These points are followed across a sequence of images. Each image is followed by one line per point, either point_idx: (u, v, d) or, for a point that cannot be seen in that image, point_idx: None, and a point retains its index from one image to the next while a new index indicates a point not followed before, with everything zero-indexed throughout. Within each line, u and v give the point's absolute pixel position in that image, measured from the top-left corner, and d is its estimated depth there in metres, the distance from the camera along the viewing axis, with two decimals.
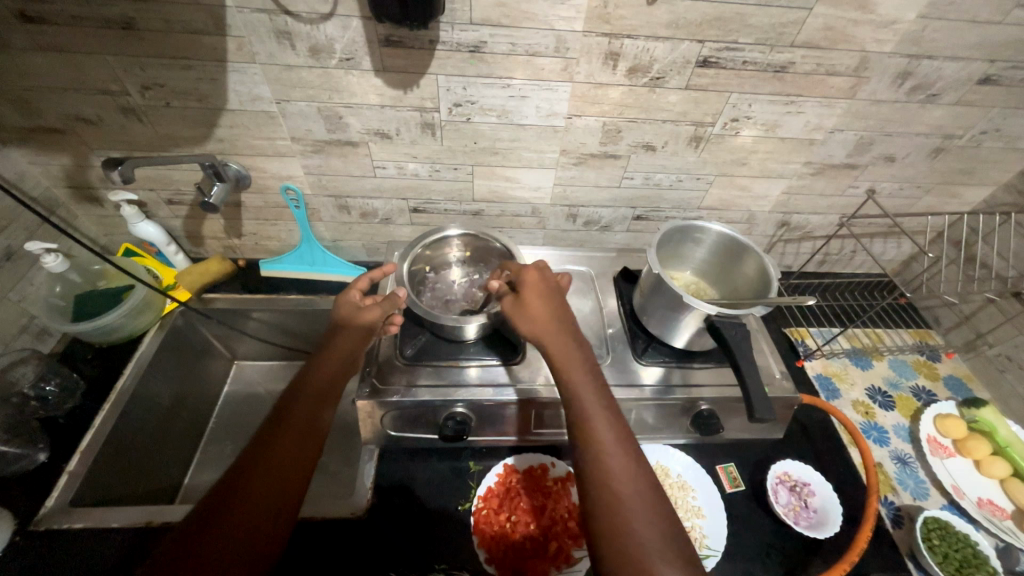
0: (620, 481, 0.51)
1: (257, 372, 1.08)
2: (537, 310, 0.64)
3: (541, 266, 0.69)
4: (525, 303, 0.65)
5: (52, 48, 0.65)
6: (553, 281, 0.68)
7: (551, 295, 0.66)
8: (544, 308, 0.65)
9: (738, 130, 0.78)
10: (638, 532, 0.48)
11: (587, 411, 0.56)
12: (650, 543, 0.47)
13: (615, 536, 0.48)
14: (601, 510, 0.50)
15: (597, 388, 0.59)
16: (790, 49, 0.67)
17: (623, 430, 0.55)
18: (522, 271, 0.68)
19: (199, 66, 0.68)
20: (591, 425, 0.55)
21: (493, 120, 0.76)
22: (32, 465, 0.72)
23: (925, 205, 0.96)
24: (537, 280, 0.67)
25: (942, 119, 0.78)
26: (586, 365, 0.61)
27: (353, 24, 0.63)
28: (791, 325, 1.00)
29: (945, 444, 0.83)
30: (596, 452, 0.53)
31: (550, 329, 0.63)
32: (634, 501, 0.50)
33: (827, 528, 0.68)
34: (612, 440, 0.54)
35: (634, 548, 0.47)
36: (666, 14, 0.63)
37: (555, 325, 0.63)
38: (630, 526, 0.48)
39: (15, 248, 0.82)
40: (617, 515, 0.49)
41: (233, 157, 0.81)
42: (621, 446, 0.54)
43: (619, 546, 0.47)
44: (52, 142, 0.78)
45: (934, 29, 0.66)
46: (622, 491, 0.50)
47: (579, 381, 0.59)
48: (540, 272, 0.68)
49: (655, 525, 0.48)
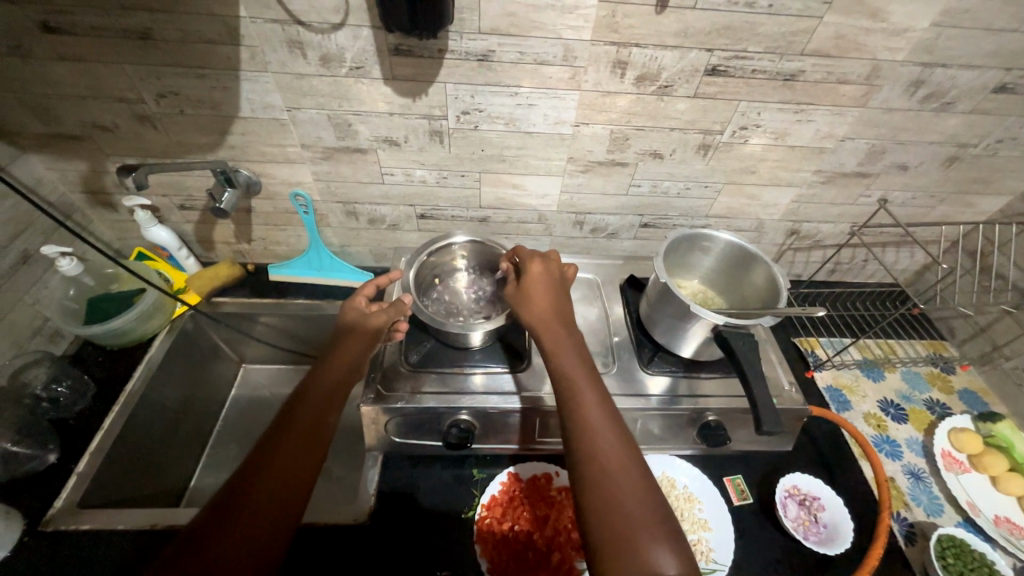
0: (611, 465, 0.51)
1: (264, 376, 1.09)
2: (534, 298, 0.67)
3: (545, 259, 0.71)
4: (525, 293, 0.68)
5: (71, 58, 0.67)
6: (555, 274, 0.70)
7: (550, 287, 0.68)
8: (543, 298, 0.67)
9: (747, 139, 0.78)
10: (628, 513, 0.47)
11: (576, 392, 0.57)
12: (641, 525, 0.46)
13: (604, 517, 0.47)
14: (590, 492, 0.49)
15: (589, 376, 0.59)
16: (800, 57, 0.67)
17: (614, 415, 0.55)
18: (528, 261, 0.71)
19: (212, 75, 0.69)
20: (583, 410, 0.55)
21: (501, 128, 0.76)
22: (42, 466, 0.73)
23: (939, 214, 0.94)
24: (539, 272, 0.69)
25: (956, 128, 0.77)
26: (578, 350, 0.62)
27: (364, 34, 0.64)
28: (801, 334, 0.98)
29: (960, 459, 0.81)
30: (586, 437, 0.53)
31: (546, 318, 0.65)
32: (624, 483, 0.49)
33: (838, 544, 0.66)
34: (602, 424, 0.54)
35: (624, 528, 0.46)
36: (675, 23, 0.63)
37: (550, 311, 0.65)
38: (620, 508, 0.48)
39: (32, 252, 0.83)
40: (606, 496, 0.49)
41: (243, 164, 0.82)
42: (611, 430, 0.54)
43: (609, 527, 0.47)
44: (69, 149, 0.79)
45: (948, 37, 0.65)
46: (612, 473, 0.50)
47: (571, 368, 0.59)
48: (542, 265, 0.70)
49: (646, 508, 0.48)
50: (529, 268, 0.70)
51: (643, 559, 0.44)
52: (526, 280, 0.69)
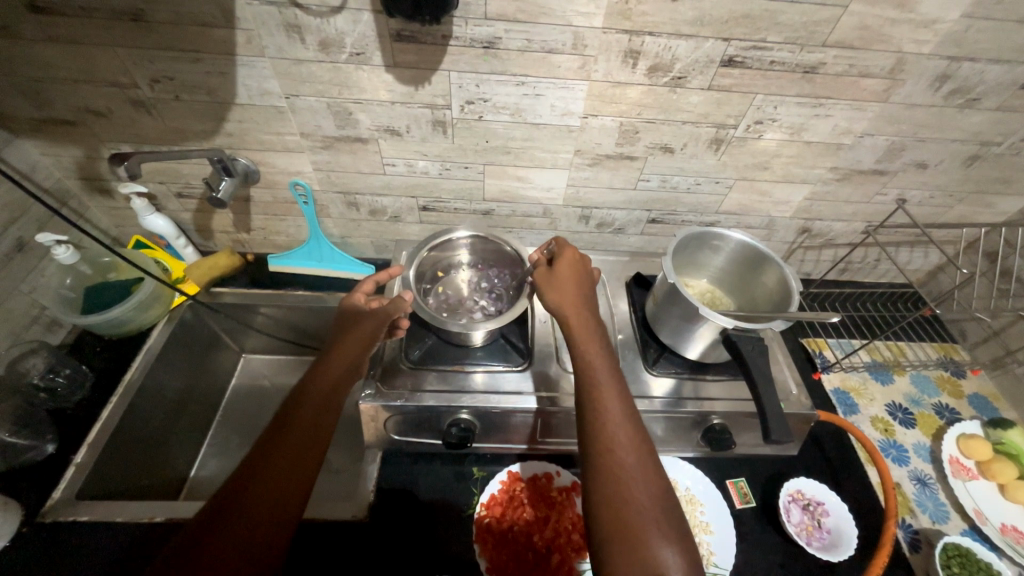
0: (624, 456, 0.50)
1: (265, 365, 1.08)
2: (563, 285, 0.66)
3: (578, 250, 0.70)
4: (555, 279, 0.66)
5: (61, 40, 0.64)
6: (585, 265, 0.69)
7: (580, 278, 0.67)
8: (571, 285, 0.66)
9: (761, 134, 0.75)
10: (640, 508, 0.46)
11: (596, 380, 0.56)
12: (651, 522, 0.46)
13: (614, 509, 0.47)
14: (601, 479, 0.49)
15: (610, 366, 0.58)
16: (822, 49, 0.63)
17: (632, 411, 0.54)
18: (561, 250, 0.70)
19: (208, 60, 0.66)
20: (602, 400, 0.54)
21: (506, 119, 0.73)
22: (40, 456, 0.72)
23: (957, 214, 0.91)
24: (572, 260, 0.68)
25: (980, 125, 0.74)
26: (602, 341, 0.61)
27: (364, 18, 0.61)
28: (809, 335, 0.96)
29: (968, 465, 0.79)
30: (603, 427, 0.52)
31: (573, 304, 0.63)
32: (637, 477, 0.49)
33: (840, 551, 0.66)
34: (619, 414, 0.53)
35: (633, 522, 0.45)
36: (691, 10, 0.60)
37: (578, 298, 0.64)
38: (630, 499, 0.47)
39: (27, 239, 0.82)
40: (619, 489, 0.48)
41: (242, 152, 0.80)
42: (629, 424, 0.53)
43: (618, 520, 0.46)
44: (62, 134, 0.77)
45: (979, 30, 0.62)
46: (627, 467, 0.49)
47: (595, 358, 0.58)
48: (575, 254, 0.69)
49: (657, 505, 0.47)
50: (564, 255, 0.68)
51: (650, 557, 0.43)
52: (556, 267, 0.68)
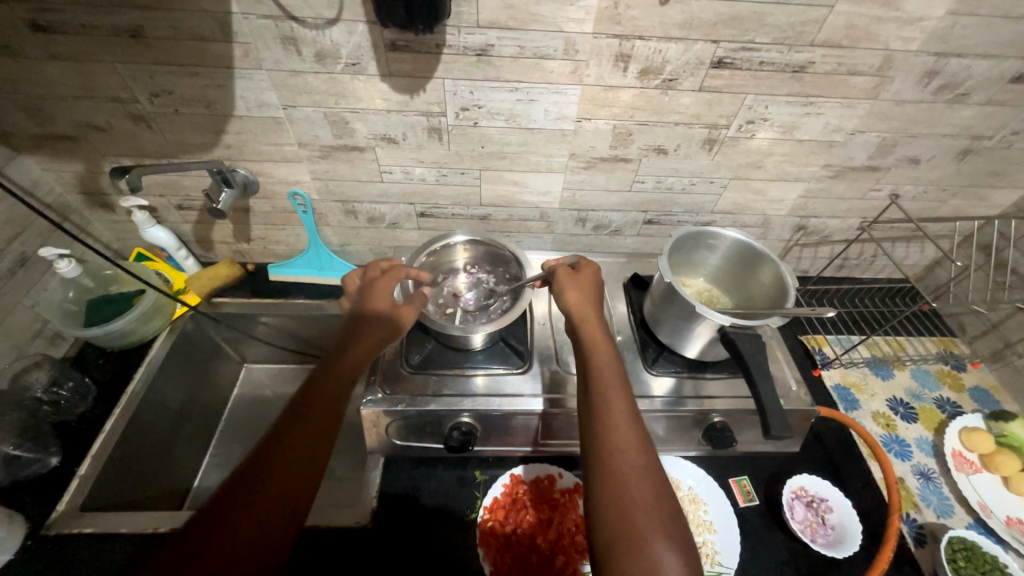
0: (627, 456, 0.50)
1: (267, 375, 1.08)
2: (577, 293, 0.67)
3: (596, 266, 0.71)
4: (569, 285, 0.68)
5: (62, 57, 0.65)
6: (601, 279, 0.70)
7: (594, 288, 0.68)
8: (585, 295, 0.67)
9: (753, 133, 0.76)
10: (640, 508, 0.47)
11: (602, 382, 0.57)
12: (652, 523, 0.46)
13: (615, 508, 0.47)
14: (602, 479, 0.49)
15: (615, 368, 0.58)
16: (810, 48, 0.64)
17: (635, 413, 0.54)
18: (582, 264, 0.71)
19: (206, 74, 0.67)
20: (606, 400, 0.55)
21: (501, 124, 0.74)
22: (43, 469, 0.73)
23: (951, 208, 0.92)
24: (589, 273, 0.70)
25: (971, 119, 0.74)
26: (609, 346, 0.61)
27: (359, 29, 0.62)
28: (808, 332, 0.97)
29: (971, 459, 0.79)
30: (607, 428, 0.52)
31: (584, 311, 0.65)
32: (639, 478, 0.49)
33: (844, 547, 0.65)
34: (623, 416, 0.53)
35: (635, 524, 0.46)
36: (680, 13, 0.61)
37: (589, 307, 0.66)
38: (632, 501, 0.47)
39: (29, 255, 0.83)
40: (620, 489, 0.48)
41: (240, 163, 0.81)
42: (632, 426, 0.53)
43: (618, 519, 0.46)
44: (64, 149, 0.78)
45: (964, 26, 0.62)
46: (629, 467, 0.49)
47: (601, 361, 0.59)
48: (593, 270, 0.71)
49: (657, 506, 0.47)
50: (583, 268, 0.70)
51: (649, 558, 0.43)
52: (574, 277, 0.69)
